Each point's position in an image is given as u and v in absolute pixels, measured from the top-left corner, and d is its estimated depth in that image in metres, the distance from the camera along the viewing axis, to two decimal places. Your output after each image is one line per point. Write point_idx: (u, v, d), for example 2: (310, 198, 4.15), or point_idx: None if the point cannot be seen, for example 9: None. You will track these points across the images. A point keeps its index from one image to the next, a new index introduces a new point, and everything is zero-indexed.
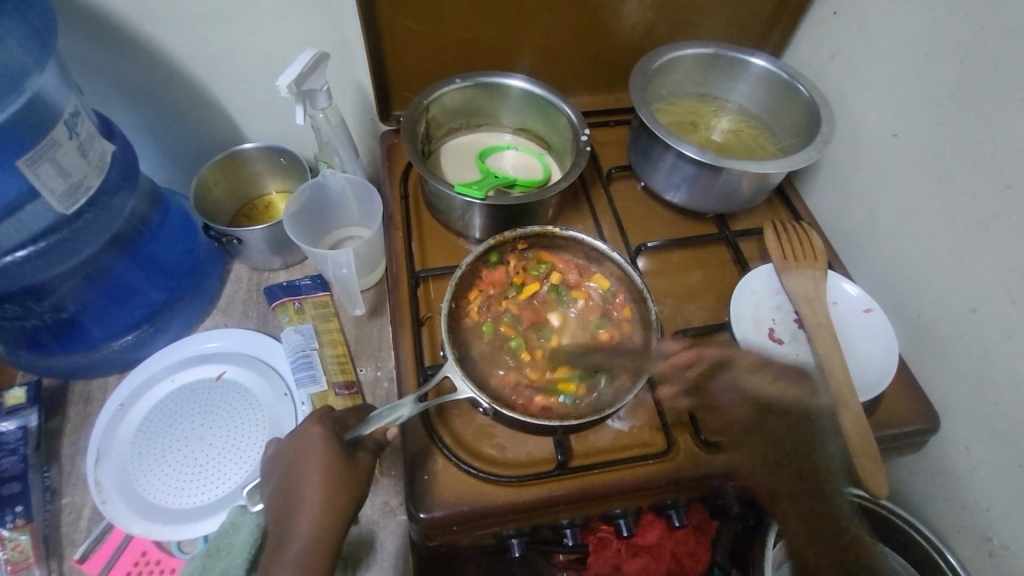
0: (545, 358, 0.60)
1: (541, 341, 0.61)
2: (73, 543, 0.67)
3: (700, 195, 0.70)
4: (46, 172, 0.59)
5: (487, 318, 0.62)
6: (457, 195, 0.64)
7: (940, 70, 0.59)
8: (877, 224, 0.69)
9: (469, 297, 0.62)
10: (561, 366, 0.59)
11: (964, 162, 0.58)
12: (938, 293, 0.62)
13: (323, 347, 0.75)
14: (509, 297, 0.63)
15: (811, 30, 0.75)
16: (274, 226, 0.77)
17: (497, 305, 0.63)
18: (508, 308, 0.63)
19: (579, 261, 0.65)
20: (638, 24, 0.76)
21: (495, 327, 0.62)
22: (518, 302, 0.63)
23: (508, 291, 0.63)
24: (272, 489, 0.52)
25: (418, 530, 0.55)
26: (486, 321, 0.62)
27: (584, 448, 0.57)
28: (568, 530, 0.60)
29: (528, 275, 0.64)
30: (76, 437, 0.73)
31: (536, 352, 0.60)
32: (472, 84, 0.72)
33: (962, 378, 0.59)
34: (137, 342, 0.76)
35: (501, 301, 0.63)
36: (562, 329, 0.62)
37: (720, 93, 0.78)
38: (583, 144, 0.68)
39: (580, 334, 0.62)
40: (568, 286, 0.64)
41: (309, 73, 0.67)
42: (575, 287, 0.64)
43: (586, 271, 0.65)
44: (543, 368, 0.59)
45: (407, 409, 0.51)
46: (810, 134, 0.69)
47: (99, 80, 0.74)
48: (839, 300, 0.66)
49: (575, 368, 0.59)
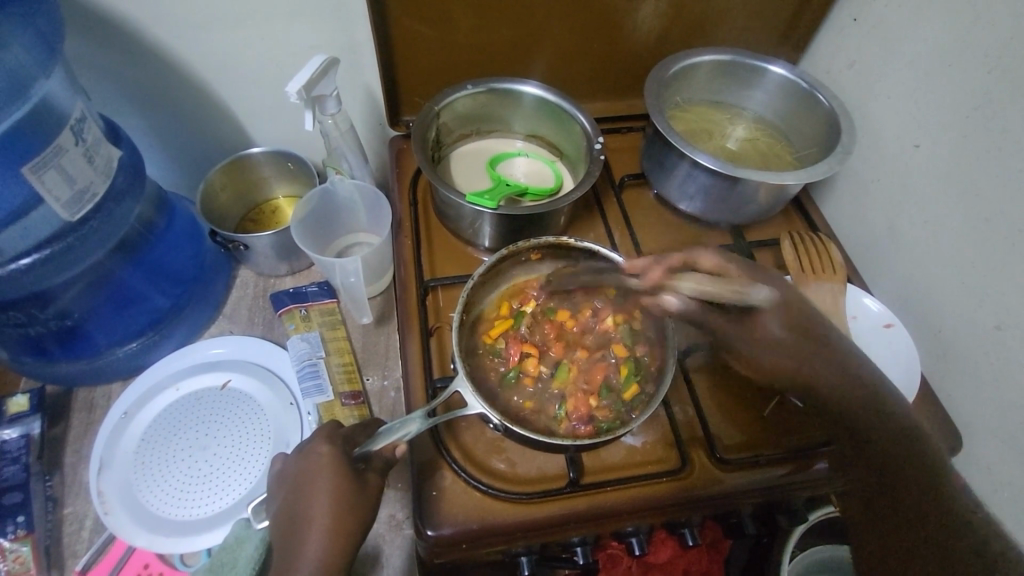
0: (551, 372, 0.59)
1: (547, 359, 0.60)
2: (74, 555, 0.66)
3: (716, 205, 0.68)
4: (52, 179, 0.58)
5: (501, 339, 0.61)
6: (468, 203, 0.63)
7: (966, 80, 0.57)
8: (897, 238, 0.67)
9: (481, 322, 0.62)
10: (570, 382, 0.58)
11: (990, 174, 0.56)
12: (961, 308, 0.60)
13: (329, 355, 0.74)
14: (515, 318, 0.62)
15: (831, 36, 0.74)
16: (282, 232, 0.76)
17: (501, 328, 0.61)
18: (513, 328, 0.61)
19: (586, 276, 0.63)
20: (654, 28, 0.74)
21: (503, 345, 0.60)
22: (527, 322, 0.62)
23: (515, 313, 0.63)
24: (278, 506, 0.50)
25: (426, 546, 0.53)
26: (498, 343, 0.61)
27: (597, 465, 0.56)
28: (578, 548, 0.57)
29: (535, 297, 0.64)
30: (78, 446, 0.72)
31: (546, 369, 0.59)
32: (484, 90, 0.71)
33: (987, 396, 0.58)
34: (141, 349, 0.75)
35: (505, 323, 0.62)
36: (571, 344, 0.61)
37: (735, 101, 0.77)
38: (597, 152, 0.66)
39: (594, 345, 0.61)
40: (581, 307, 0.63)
41: (319, 78, 0.65)
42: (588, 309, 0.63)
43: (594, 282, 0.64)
44: (554, 384, 0.58)
45: (416, 425, 0.49)
46: (829, 144, 0.67)
47: (107, 84, 0.73)
48: (859, 315, 0.64)
49: (585, 386, 0.58)
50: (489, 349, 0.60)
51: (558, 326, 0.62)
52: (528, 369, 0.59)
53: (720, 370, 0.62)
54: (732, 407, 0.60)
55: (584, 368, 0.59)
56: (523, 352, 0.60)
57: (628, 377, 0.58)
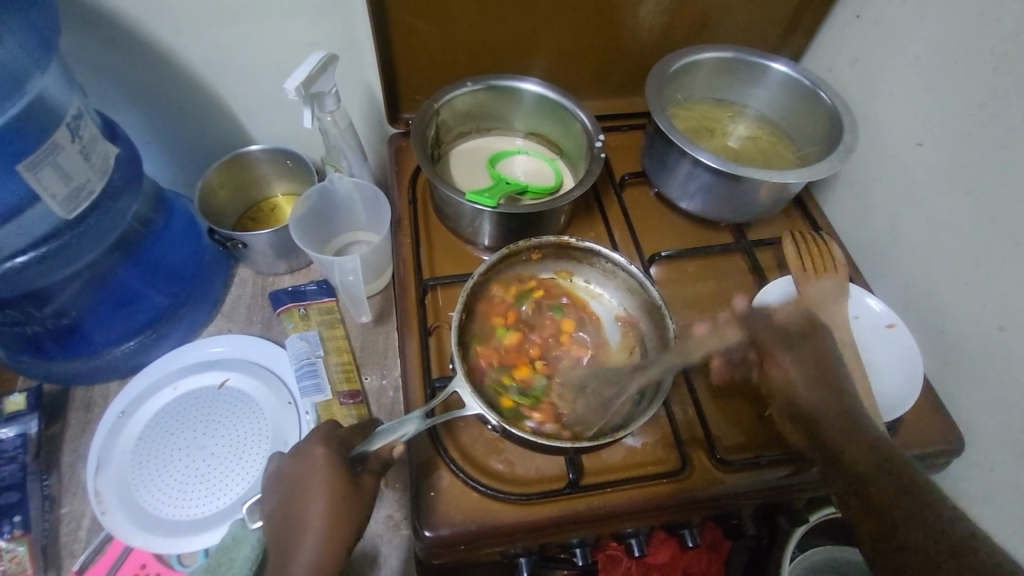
0: (499, 334, 0.60)
1: (516, 340, 0.60)
2: (71, 554, 0.66)
3: (717, 204, 0.68)
4: (48, 177, 0.58)
5: (494, 299, 0.61)
6: (468, 203, 0.62)
7: (970, 79, 0.57)
8: (900, 238, 0.67)
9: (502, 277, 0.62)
10: (501, 350, 0.60)
11: (993, 173, 0.55)
12: (963, 308, 0.60)
13: (328, 355, 0.74)
14: (516, 294, 0.63)
15: (834, 34, 0.73)
16: (280, 230, 0.75)
17: (507, 289, 0.62)
18: (511, 298, 0.62)
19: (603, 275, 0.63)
20: (654, 26, 0.74)
21: (491, 300, 0.61)
22: (528, 307, 0.62)
23: (524, 290, 0.63)
24: (274, 506, 0.50)
25: (423, 548, 0.53)
26: (490, 299, 0.61)
27: (596, 466, 0.55)
28: (578, 549, 0.57)
29: (550, 295, 0.64)
30: (76, 445, 0.71)
31: (497, 331, 0.60)
32: (484, 87, 0.70)
33: (988, 398, 0.57)
34: (139, 348, 0.75)
35: (512, 288, 0.62)
36: (539, 343, 0.61)
37: (738, 99, 0.76)
38: (598, 150, 0.66)
39: (566, 367, 0.59)
40: (579, 332, 0.62)
41: (318, 75, 0.65)
42: (580, 326, 0.63)
43: (603, 336, 0.63)
44: (497, 339, 0.60)
45: (414, 425, 0.49)
46: (831, 142, 0.67)
47: (104, 81, 0.73)
48: (861, 315, 0.63)
49: (503, 363, 0.59)
50: (489, 302, 0.61)
51: (554, 332, 0.62)
52: (507, 312, 0.61)
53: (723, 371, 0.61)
54: (734, 410, 0.59)
55: (509, 352, 0.60)
56: (512, 301, 0.62)
57: (505, 387, 0.57)
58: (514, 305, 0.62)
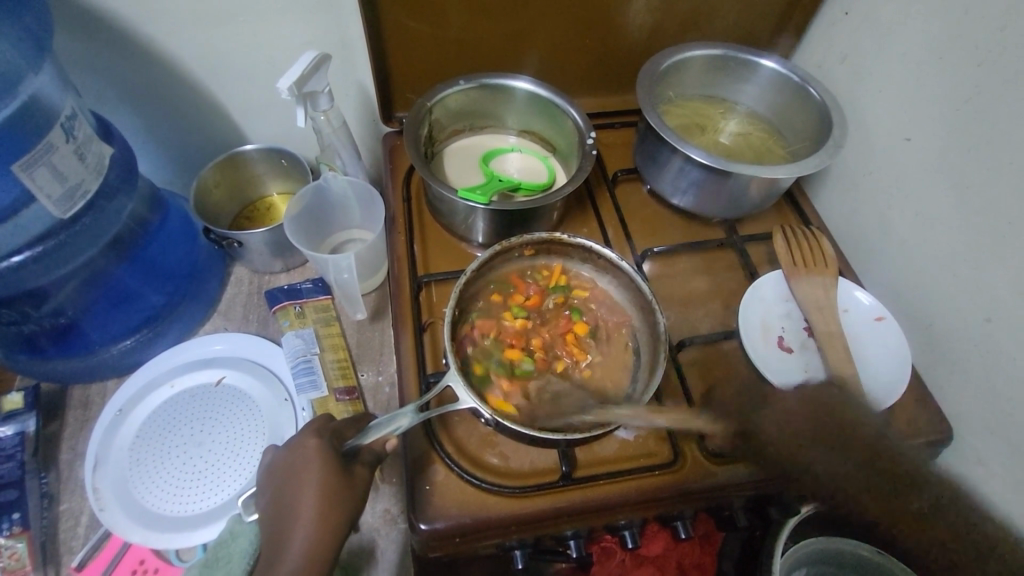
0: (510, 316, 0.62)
1: (523, 327, 0.61)
2: (69, 551, 0.67)
3: (708, 199, 0.68)
4: (43, 177, 0.58)
5: (527, 280, 0.65)
6: (461, 200, 0.63)
7: (956, 75, 0.58)
8: (889, 231, 0.67)
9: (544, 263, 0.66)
10: (503, 328, 0.61)
11: (979, 166, 0.56)
12: (952, 300, 0.60)
13: (324, 351, 0.75)
14: (545, 283, 0.65)
15: (822, 31, 0.74)
16: (275, 229, 0.76)
17: (541, 274, 0.65)
18: (539, 283, 0.65)
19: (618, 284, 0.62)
20: (644, 24, 0.74)
21: (524, 279, 0.65)
22: (546, 297, 0.64)
23: (551, 281, 0.65)
24: (268, 500, 0.51)
25: (418, 540, 0.53)
26: (522, 281, 0.65)
27: (590, 458, 0.56)
28: (572, 541, 0.57)
29: (569, 296, 0.64)
30: (74, 443, 0.72)
31: (505, 310, 0.63)
32: (476, 85, 0.71)
33: (976, 387, 0.58)
34: (136, 346, 0.76)
35: (546, 275, 0.65)
36: (546, 336, 0.61)
37: (728, 95, 0.77)
38: (589, 147, 0.66)
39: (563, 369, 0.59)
40: (581, 339, 0.61)
41: (311, 74, 0.65)
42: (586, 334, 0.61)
43: (609, 348, 0.61)
44: (509, 319, 0.62)
45: (407, 419, 0.51)
46: (821, 137, 0.67)
47: (98, 82, 0.73)
48: (850, 308, 0.64)
49: (498, 342, 0.60)
50: (521, 282, 0.64)
51: (562, 331, 0.62)
52: (532, 296, 0.63)
53: (716, 365, 0.62)
54: None
55: (507, 333, 0.61)
56: (540, 288, 0.64)
57: (495, 360, 0.59)
58: (539, 291, 0.64)
